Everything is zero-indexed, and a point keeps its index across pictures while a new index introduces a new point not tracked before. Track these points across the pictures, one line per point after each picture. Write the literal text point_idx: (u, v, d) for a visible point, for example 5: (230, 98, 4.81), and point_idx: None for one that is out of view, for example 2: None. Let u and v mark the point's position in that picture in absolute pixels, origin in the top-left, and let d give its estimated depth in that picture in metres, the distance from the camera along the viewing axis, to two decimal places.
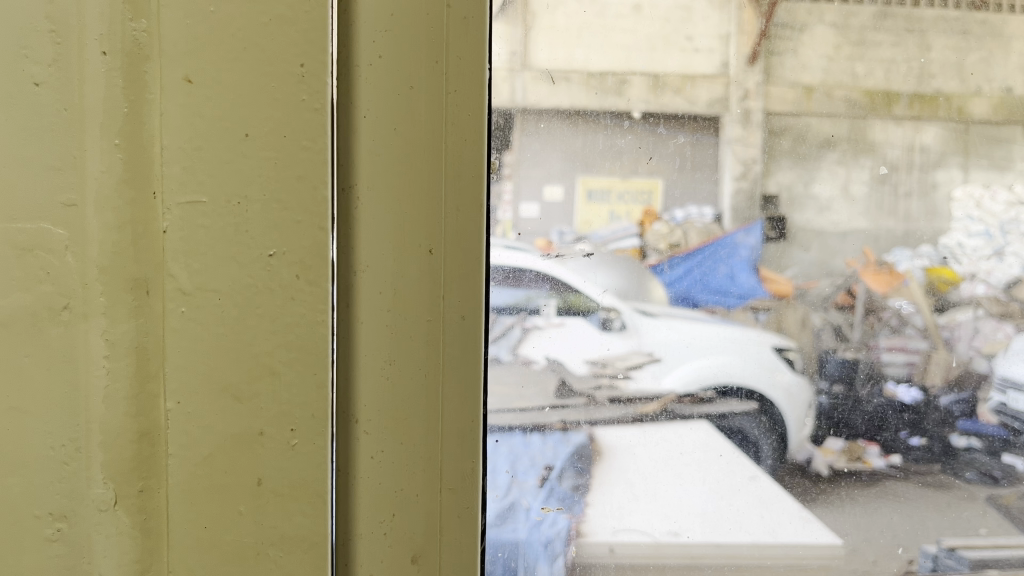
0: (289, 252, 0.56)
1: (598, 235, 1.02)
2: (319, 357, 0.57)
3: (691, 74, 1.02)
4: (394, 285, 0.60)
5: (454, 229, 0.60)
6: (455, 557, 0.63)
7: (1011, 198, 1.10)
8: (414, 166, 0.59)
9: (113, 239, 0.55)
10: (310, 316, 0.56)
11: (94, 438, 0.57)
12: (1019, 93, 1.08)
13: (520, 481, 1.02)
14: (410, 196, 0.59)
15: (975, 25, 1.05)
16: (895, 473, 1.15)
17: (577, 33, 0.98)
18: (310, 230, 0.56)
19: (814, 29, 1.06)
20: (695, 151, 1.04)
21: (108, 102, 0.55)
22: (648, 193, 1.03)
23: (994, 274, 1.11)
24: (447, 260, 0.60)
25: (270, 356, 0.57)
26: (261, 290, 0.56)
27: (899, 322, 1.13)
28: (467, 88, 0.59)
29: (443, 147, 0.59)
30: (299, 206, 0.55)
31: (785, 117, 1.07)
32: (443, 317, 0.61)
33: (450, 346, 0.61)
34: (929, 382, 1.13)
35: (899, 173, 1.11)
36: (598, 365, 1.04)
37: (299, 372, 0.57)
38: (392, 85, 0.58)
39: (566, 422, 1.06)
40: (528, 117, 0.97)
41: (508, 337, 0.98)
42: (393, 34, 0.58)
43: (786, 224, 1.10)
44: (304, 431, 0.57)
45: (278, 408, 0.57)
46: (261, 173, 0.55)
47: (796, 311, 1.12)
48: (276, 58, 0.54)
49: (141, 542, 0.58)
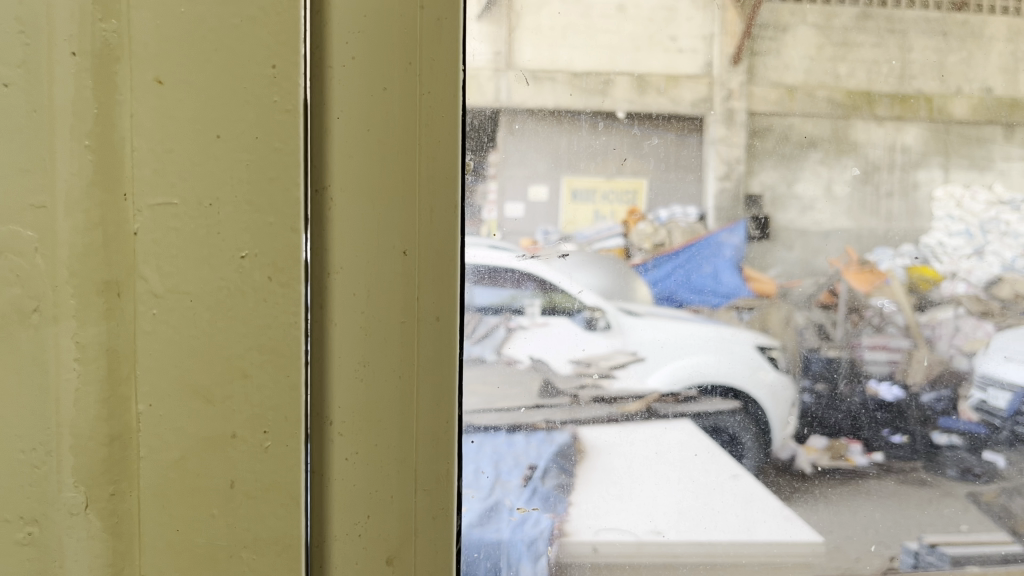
0: (261, 255, 0.59)
1: (582, 235, 1.02)
2: (292, 358, 0.60)
3: (676, 74, 1.03)
4: (369, 285, 0.62)
5: (427, 231, 0.62)
6: (430, 557, 0.66)
7: (991, 198, 1.10)
8: (388, 168, 0.61)
9: (82, 240, 0.58)
10: (282, 317, 0.59)
11: (65, 441, 0.59)
12: (997, 94, 1.07)
13: (503, 481, 1.03)
14: (385, 198, 0.62)
15: (954, 26, 1.04)
16: (874, 471, 1.15)
17: (561, 32, 0.98)
18: (282, 232, 0.58)
19: (796, 30, 1.05)
20: (680, 149, 1.05)
21: (77, 104, 0.57)
22: (631, 193, 1.04)
23: (974, 273, 1.12)
24: (421, 261, 0.62)
25: (242, 359, 0.60)
26: (233, 292, 0.59)
27: (881, 321, 1.14)
28: (441, 89, 0.61)
29: (416, 149, 0.62)
30: (271, 208, 0.58)
31: (767, 117, 1.06)
32: (418, 316, 0.63)
33: (426, 345, 0.64)
34: (910, 380, 1.14)
35: (880, 172, 1.10)
36: (582, 365, 1.07)
37: (271, 373, 0.60)
38: (368, 88, 0.61)
39: (549, 422, 1.08)
40: (512, 116, 0.96)
41: (492, 337, 1.01)
42: (366, 38, 0.60)
43: (769, 223, 1.11)
44: (276, 433, 0.61)
45: (250, 410, 0.60)
46: (233, 174, 0.58)
47: (779, 310, 1.12)
48: (246, 60, 0.57)
49: (111, 544, 0.61)
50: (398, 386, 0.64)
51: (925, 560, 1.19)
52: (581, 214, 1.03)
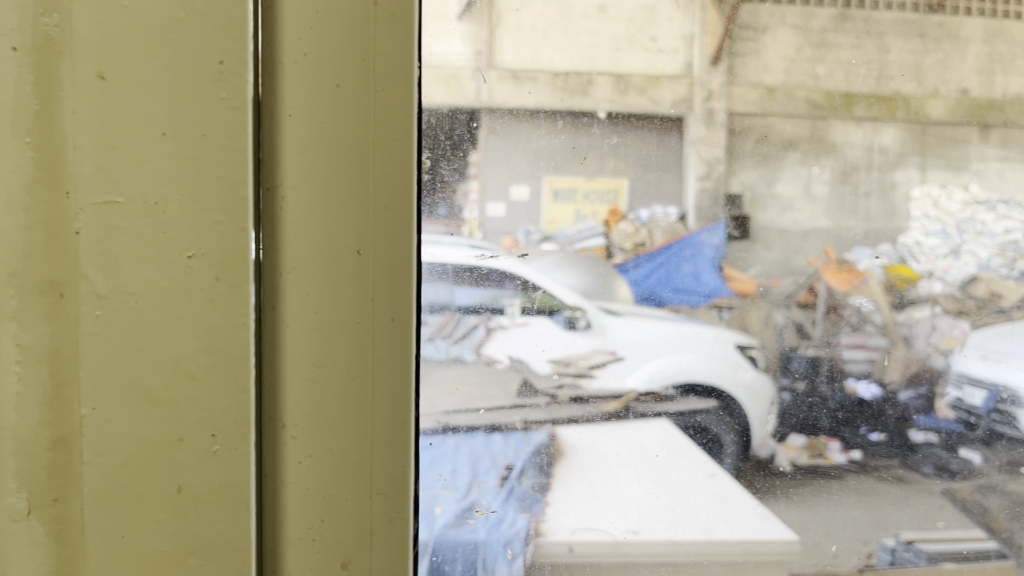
0: (208, 254, 0.56)
1: (564, 235, 1.08)
2: (241, 360, 0.57)
3: (656, 75, 1.02)
4: (322, 287, 0.60)
5: (381, 231, 0.60)
6: (385, 557, 0.63)
7: (967, 198, 1.09)
8: (340, 167, 0.59)
9: (25, 241, 0.55)
10: (233, 317, 0.57)
11: (7, 446, 0.57)
12: (975, 95, 1.04)
13: (481, 481, 1.05)
14: (338, 193, 0.59)
15: (931, 27, 1.02)
16: (855, 468, 1.17)
17: (542, 33, 0.99)
18: (231, 231, 0.56)
19: (776, 30, 1.04)
20: (662, 150, 1.05)
21: (18, 101, 0.54)
22: (612, 193, 1.05)
23: (951, 272, 1.14)
24: (376, 262, 0.60)
25: (190, 360, 0.57)
26: (179, 293, 0.56)
27: (859, 320, 1.18)
28: (394, 87, 0.59)
29: (370, 148, 0.59)
30: (219, 208, 0.56)
31: (748, 116, 1.06)
32: (372, 319, 0.60)
33: (383, 343, 0.61)
34: (888, 378, 1.19)
35: (860, 172, 1.11)
36: (561, 364, 1.10)
37: (220, 376, 0.57)
38: (320, 83, 0.58)
39: (527, 422, 1.08)
40: (494, 117, 0.95)
41: (472, 337, 1.02)
42: (318, 34, 0.57)
43: (748, 223, 1.14)
44: (225, 437, 0.58)
45: (198, 413, 0.57)
46: (181, 172, 0.55)
47: (759, 309, 1.15)
48: (195, 53, 0.55)
49: (56, 550, 0.58)
50: (352, 388, 0.61)
51: (902, 556, 1.20)
52: (564, 212, 1.06)
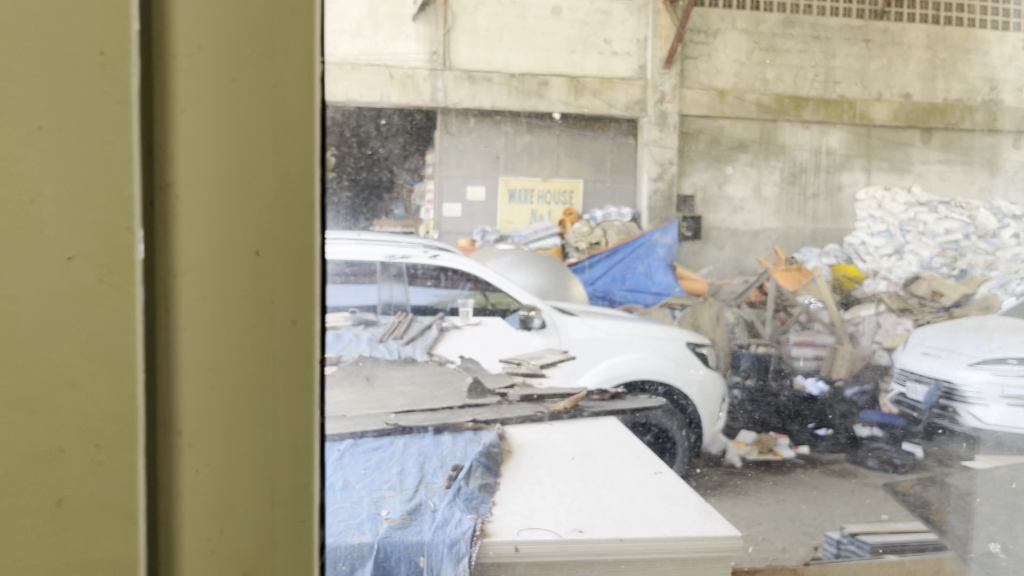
0: (93, 252, 0.32)
1: (518, 233, 1.80)
2: (130, 368, 0.33)
3: (608, 80, 1.61)
4: (209, 293, 0.35)
5: (285, 220, 0.35)
6: None
7: (908, 199, 1.69)
8: (239, 162, 0.35)
9: None
10: (116, 329, 0.33)
11: None
12: (913, 100, 1.54)
13: (428, 482, 1.18)
14: (232, 184, 0.35)
15: (879, 32, 1.49)
16: (800, 460, 1.89)
17: (496, 34, 1.54)
18: (113, 233, 0.32)
19: (727, 34, 1.61)
20: (619, 148, 1.79)
21: None
22: (568, 192, 1.83)
23: (894, 271, 1.96)
24: (282, 262, 0.36)
25: (55, 358, 0.32)
26: (55, 304, 0.32)
27: (808, 318, 2.06)
28: (298, 83, 0.35)
29: (274, 137, 0.35)
30: (106, 201, 0.32)
31: (696, 117, 1.70)
32: (269, 323, 0.36)
33: (282, 368, 0.36)
34: (832, 367, 1.97)
35: (810, 176, 1.70)
36: (511, 365, 1.37)
37: (106, 382, 0.33)
38: (206, 79, 0.34)
39: (478, 422, 1.28)
40: (448, 117, 1.56)
41: (426, 337, 1.37)
42: (218, 20, 0.34)
43: (700, 224, 1.87)
44: (117, 445, 0.33)
45: (75, 419, 0.33)
46: (62, 172, 0.32)
47: (710, 308, 2.04)
48: (55, 27, 0.31)
49: None
50: (240, 420, 0.36)
51: (844, 548, 1.41)
52: (524, 211, 1.77)
